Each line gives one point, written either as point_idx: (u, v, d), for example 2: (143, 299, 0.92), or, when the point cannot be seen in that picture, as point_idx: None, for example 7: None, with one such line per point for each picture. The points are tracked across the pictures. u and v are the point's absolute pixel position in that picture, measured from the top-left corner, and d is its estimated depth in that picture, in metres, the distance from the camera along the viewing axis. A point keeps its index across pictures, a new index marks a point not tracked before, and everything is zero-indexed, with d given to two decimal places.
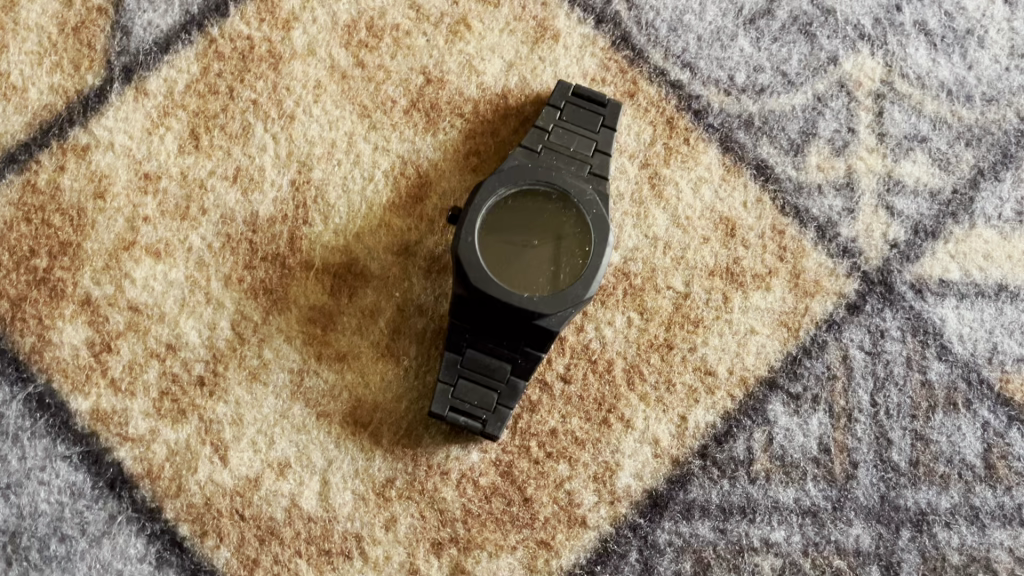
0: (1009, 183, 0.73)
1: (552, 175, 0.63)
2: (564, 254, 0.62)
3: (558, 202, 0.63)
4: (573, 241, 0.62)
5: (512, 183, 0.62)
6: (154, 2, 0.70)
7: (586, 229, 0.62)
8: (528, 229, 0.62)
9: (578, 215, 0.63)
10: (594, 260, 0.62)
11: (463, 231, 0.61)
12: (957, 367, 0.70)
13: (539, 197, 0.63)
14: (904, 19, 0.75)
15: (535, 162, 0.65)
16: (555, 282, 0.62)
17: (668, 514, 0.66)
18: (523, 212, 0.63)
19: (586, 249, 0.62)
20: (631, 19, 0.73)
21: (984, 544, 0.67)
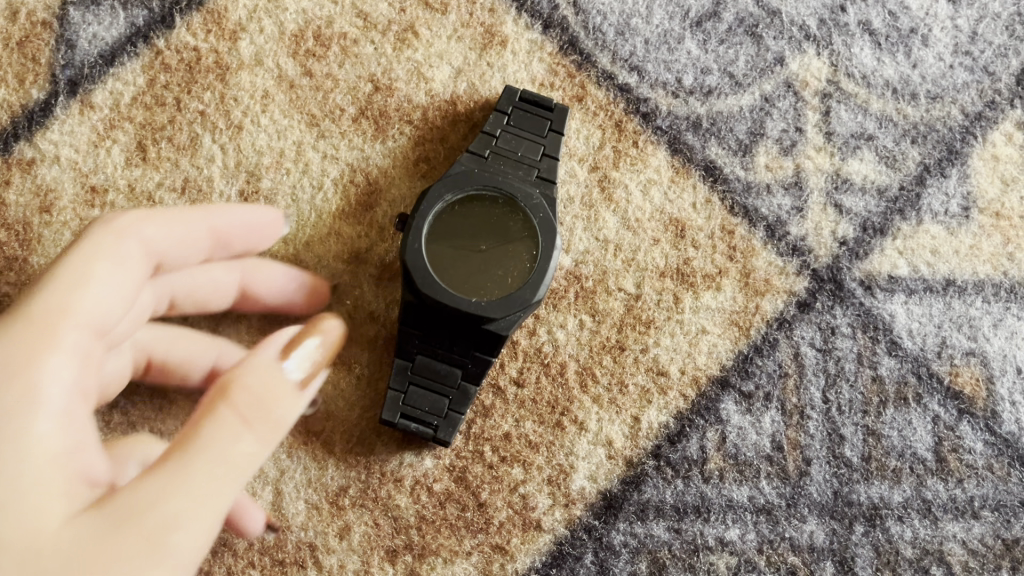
0: (955, 178, 0.73)
1: (499, 180, 0.63)
2: (512, 257, 0.62)
3: (504, 206, 0.63)
4: (521, 245, 0.62)
5: (459, 188, 0.63)
6: (99, 15, 0.70)
7: (534, 233, 0.62)
8: (476, 234, 0.62)
9: (526, 219, 0.63)
10: (542, 263, 0.62)
11: (410, 236, 0.61)
12: (907, 361, 0.70)
13: (486, 201, 0.63)
14: (848, 19, 0.76)
15: (482, 167, 0.65)
16: (504, 286, 0.61)
17: (622, 515, 0.66)
18: (471, 217, 0.63)
19: (533, 252, 0.62)
20: (578, 24, 0.73)
21: (937, 537, 0.68)
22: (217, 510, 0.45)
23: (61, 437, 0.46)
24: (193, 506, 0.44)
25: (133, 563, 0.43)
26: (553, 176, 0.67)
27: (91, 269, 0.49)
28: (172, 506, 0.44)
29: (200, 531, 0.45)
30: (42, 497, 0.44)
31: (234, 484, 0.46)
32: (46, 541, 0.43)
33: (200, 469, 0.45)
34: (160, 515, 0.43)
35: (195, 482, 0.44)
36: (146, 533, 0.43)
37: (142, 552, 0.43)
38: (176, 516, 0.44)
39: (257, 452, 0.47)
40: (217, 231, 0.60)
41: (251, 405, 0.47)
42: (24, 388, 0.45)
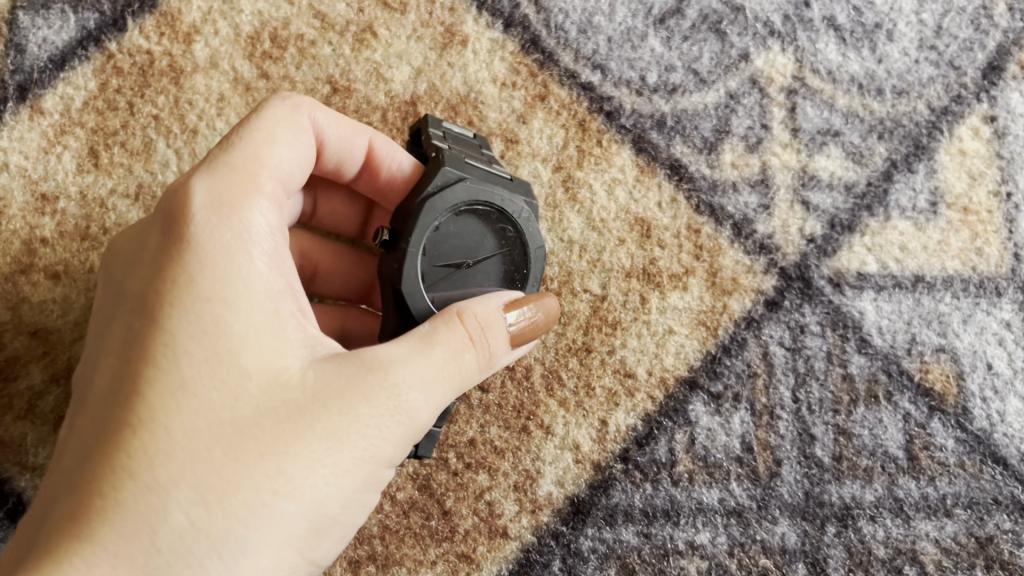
0: (922, 173, 0.73)
1: (494, 190, 0.56)
2: (500, 272, 0.57)
3: (496, 218, 0.56)
4: (509, 261, 0.57)
5: (450, 204, 0.54)
6: (48, 18, 0.68)
7: (523, 249, 0.57)
8: (465, 252, 0.55)
9: (515, 235, 0.57)
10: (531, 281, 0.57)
11: (403, 264, 0.53)
12: (877, 359, 0.69)
13: (479, 213, 0.55)
14: (813, 15, 0.75)
15: (466, 170, 0.56)
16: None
17: (591, 520, 0.65)
18: (461, 233, 0.55)
19: (524, 270, 0.57)
20: (540, 22, 0.72)
21: (910, 536, 0.67)
22: (447, 394, 0.48)
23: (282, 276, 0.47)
24: (429, 384, 0.46)
25: (370, 418, 0.45)
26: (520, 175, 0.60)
27: (274, 128, 0.51)
28: (414, 376, 0.46)
29: (430, 412, 0.47)
30: (274, 339, 0.45)
31: (459, 385, 0.48)
32: (284, 380, 0.45)
33: (440, 360, 0.47)
34: (401, 383, 0.46)
35: (433, 366, 0.47)
36: (383, 392, 0.45)
37: (380, 411, 0.45)
38: (413, 388, 0.46)
39: (484, 368, 0.49)
40: (370, 150, 0.60)
41: (486, 326, 0.49)
42: (242, 228, 0.46)
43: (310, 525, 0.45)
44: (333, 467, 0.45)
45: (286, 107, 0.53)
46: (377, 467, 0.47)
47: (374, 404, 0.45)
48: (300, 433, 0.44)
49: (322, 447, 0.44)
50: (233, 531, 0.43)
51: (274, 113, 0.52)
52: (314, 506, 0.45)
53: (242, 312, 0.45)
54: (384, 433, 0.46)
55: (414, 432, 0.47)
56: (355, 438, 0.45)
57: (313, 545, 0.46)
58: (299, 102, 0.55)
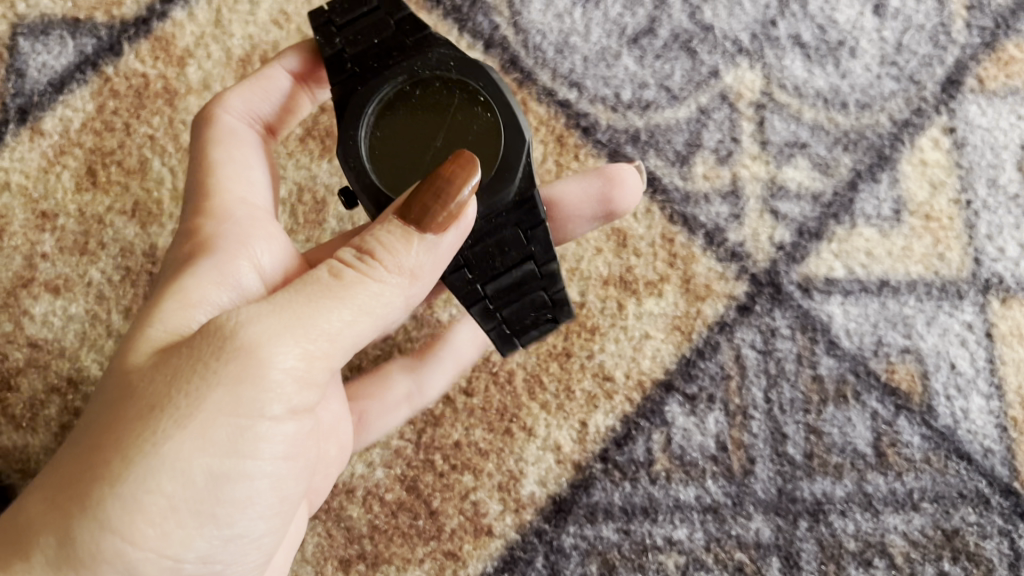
0: (886, 183, 0.76)
1: (388, 73, 0.54)
2: (465, 128, 0.54)
3: (414, 90, 0.54)
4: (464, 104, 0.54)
5: (361, 117, 0.54)
6: (48, 44, 0.71)
7: (462, 83, 0.54)
8: (425, 134, 0.54)
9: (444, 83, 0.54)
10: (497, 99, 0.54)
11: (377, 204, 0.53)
12: (846, 360, 0.72)
13: (400, 104, 0.54)
14: (779, 33, 0.79)
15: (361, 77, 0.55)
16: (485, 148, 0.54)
17: (572, 518, 0.67)
18: (404, 128, 0.54)
19: (480, 99, 0.54)
20: (519, 43, 0.76)
21: (879, 529, 0.69)
22: (304, 321, 0.46)
23: (205, 281, 0.51)
24: (268, 313, 0.46)
25: (198, 374, 0.45)
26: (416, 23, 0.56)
27: (212, 157, 0.57)
28: (248, 323, 0.46)
29: (281, 350, 0.46)
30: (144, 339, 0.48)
31: (323, 310, 0.47)
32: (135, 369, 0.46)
33: (278, 309, 0.46)
34: (233, 324, 0.46)
35: (276, 297, 0.47)
36: (211, 340, 0.45)
37: (207, 362, 0.45)
38: (244, 323, 0.46)
39: (356, 280, 0.47)
40: (297, 79, 0.61)
41: (358, 248, 0.49)
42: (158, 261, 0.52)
43: (147, 508, 0.44)
44: (152, 435, 0.44)
45: (224, 132, 0.59)
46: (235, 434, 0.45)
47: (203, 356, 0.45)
48: (131, 410, 0.45)
49: (143, 415, 0.45)
50: (65, 520, 0.44)
51: (209, 144, 0.58)
52: (143, 484, 0.44)
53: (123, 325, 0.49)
54: (213, 385, 0.45)
55: (272, 379, 0.46)
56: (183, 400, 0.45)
57: (154, 535, 0.45)
58: (224, 118, 0.59)
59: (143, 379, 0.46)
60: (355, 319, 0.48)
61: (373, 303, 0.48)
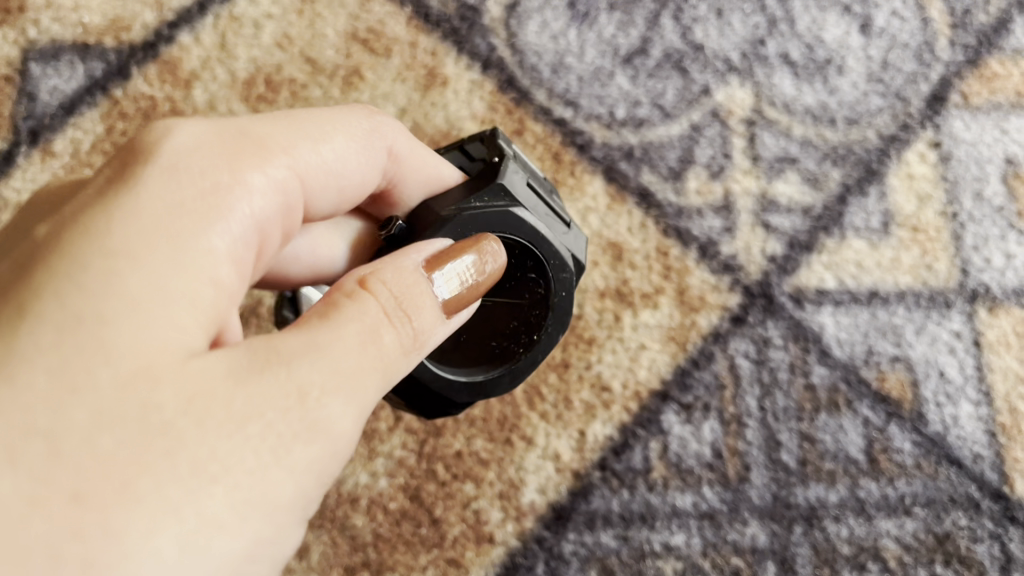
0: (874, 196, 0.78)
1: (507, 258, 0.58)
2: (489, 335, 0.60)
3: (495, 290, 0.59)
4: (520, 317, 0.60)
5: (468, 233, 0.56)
6: (59, 68, 0.73)
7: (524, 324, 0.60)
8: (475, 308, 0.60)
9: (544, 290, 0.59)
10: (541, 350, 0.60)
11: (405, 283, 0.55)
12: (837, 369, 0.74)
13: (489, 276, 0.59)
14: (768, 52, 0.81)
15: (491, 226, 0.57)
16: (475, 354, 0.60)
17: (572, 525, 0.69)
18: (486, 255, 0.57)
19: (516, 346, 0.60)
20: (515, 63, 0.78)
21: (872, 534, 0.70)
22: (363, 401, 0.42)
23: (238, 265, 0.43)
24: (345, 388, 0.41)
25: (268, 446, 0.39)
26: (579, 251, 0.61)
27: (330, 137, 0.50)
28: (333, 397, 0.41)
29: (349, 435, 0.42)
30: (172, 333, 0.39)
31: (384, 385, 0.44)
32: (173, 387, 0.38)
33: (358, 389, 0.42)
34: (317, 391, 0.41)
35: (356, 350, 0.42)
36: (290, 399, 0.40)
37: (282, 433, 0.39)
38: (329, 398, 0.41)
39: (404, 348, 0.45)
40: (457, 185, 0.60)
41: (396, 296, 0.45)
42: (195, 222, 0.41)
43: None
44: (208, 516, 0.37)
45: (362, 133, 0.53)
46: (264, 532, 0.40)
47: (275, 421, 0.39)
48: (171, 458, 0.37)
49: (198, 479, 0.37)
50: None
51: (337, 127, 0.51)
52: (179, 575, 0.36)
53: (149, 309, 0.39)
54: (280, 465, 0.39)
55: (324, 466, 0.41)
56: (236, 473, 0.38)
57: None
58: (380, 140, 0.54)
59: (191, 418, 0.38)
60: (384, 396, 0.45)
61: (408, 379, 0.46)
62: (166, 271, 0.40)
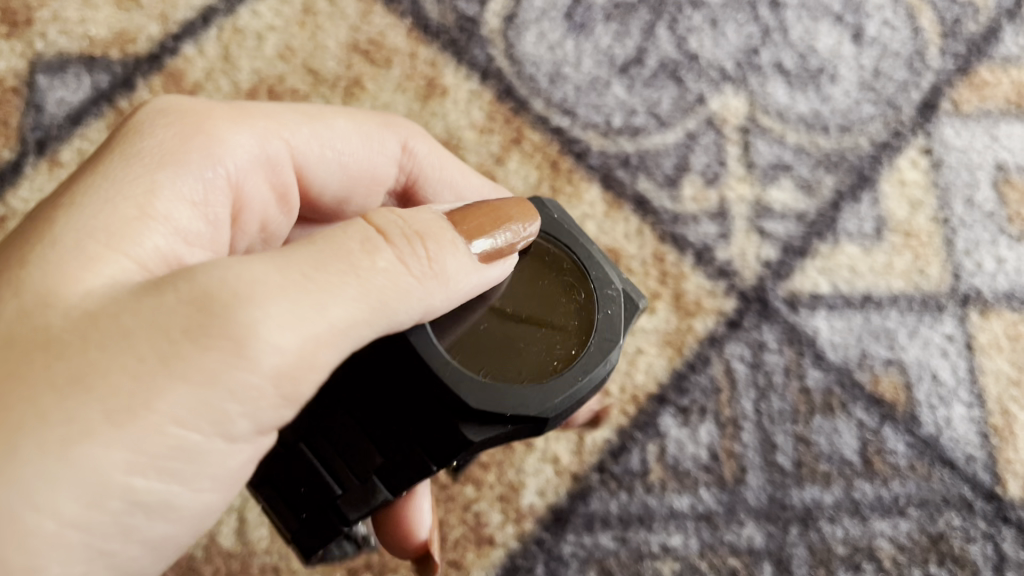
0: (867, 202, 0.80)
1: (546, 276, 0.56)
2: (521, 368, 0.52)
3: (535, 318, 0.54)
4: (556, 341, 0.54)
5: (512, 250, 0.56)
6: (65, 80, 0.75)
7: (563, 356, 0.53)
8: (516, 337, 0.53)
9: (586, 304, 0.55)
10: (584, 364, 0.53)
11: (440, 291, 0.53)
12: (832, 372, 0.75)
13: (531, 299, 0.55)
14: (762, 61, 0.83)
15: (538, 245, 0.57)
16: (493, 372, 0.51)
17: (571, 527, 0.70)
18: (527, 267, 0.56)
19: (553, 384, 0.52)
20: (513, 73, 0.80)
21: (866, 535, 0.71)
22: (310, 316, 0.41)
23: (182, 197, 0.48)
24: (276, 296, 0.40)
25: (156, 355, 0.39)
26: (634, 298, 0.57)
27: (330, 118, 0.58)
28: (261, 307, 0.40)
29: (282, 353, 0.40)
30: (98, 260, 0.43)
31: (341, 305, 0.42)
32: (83, 301, 0.41)
33: (297, 301, 0.40)
34: (231, 295, 0.40)
35: (291, 263, 0.41)
36: (187, 305, 0.40)
37: (174, 341, 0.39)
38: (250, 303, 0.40)
39: (405, 269, 0.44)
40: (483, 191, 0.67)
41: (405, 230, 0.45)
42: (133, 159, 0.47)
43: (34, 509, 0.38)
44: (81, 418, 0.38)
45: (373, 127, 0.61)
46: (170, 447, 0.40)
47: (169, 328, 0.39)
48: (49, 367, 0.39)
49: (79, 381, 0.38)
50: None
51: (345, 114, 0.60)
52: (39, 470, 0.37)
53: (65, 236, 0.43)
54: (173, 376, 0.39)
55: (248, 382, 0.40)
56: (118, 379, 0.39)
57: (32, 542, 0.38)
58: (395, 136, 0.62)
59: (91, 331, 0.40)
60: (369, 320, 0.43)
61: (391, 303, 0.44)
62: (102, 198, 0.45)
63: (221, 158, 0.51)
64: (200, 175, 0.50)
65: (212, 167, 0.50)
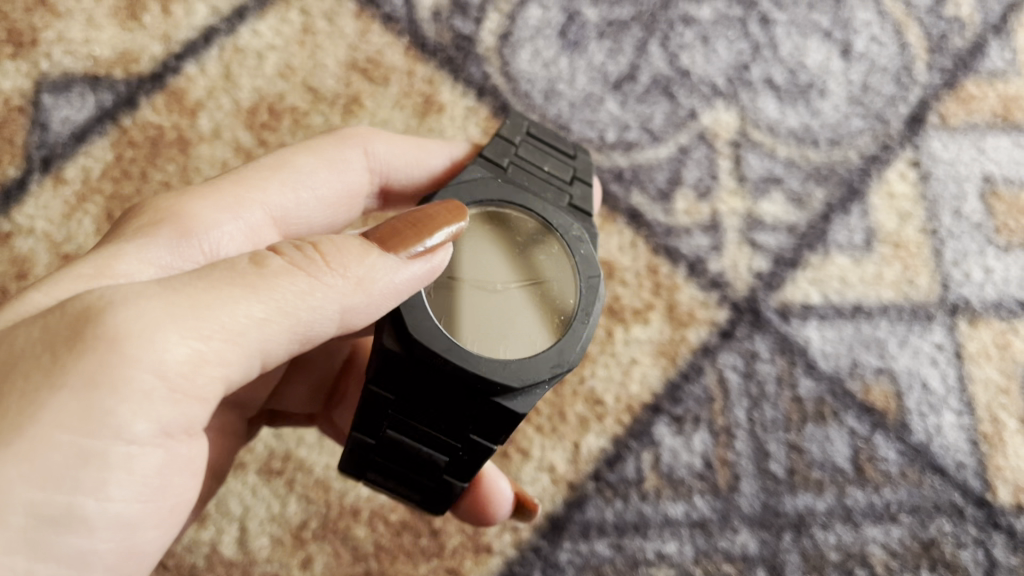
0: (857, 214, 0.81)
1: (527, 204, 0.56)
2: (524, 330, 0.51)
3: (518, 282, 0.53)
4: (551, 293, 0.53)
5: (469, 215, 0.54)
6: (70, 99, 0.76)
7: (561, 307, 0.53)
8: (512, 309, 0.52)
9: (564, 254, 0.55)
10: (582, 308, 0.53)
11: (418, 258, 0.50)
12: (823, 381, 0.76)
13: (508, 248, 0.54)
14: (753, 77, 0.85)
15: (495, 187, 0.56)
16: (513, 346, 0.50)
17: (567, 534, 0.71)
18: (493, 240, 0.54)
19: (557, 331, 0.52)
20: (508, 90, 0.81)
21: (859, 541, 0.72)
22: (199, 312, 0.39)
23: (139, 257, 0.50)
24: (158, 295, 0.39)
25: (40, 369, 0.38)
26: (585, 202, 0.60)
27: (292, 159, 0.60)
28: (145, 309, 0.39)
29: (172, 353, 0.39)
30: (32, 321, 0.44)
31: (234, 305, 0.40)
32: None
33: (180, 300, 0.39)
34: (108, 301, 0.39)
35: (170, 277, 0.41)
36: (71, 321, 0.39)
37: (58, 355, 0.38)
38: (128, 304, 0.39)
39: (290, 267, 0.42)
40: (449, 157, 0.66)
41: (294, 243, 0.44)
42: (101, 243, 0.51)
43: None
44: None
45: (330, 148, 0.62)
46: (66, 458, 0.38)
47: (53, 343, 0.38)
48: None
49: None
50: None
51: (310, 151, 0.61)
52: None
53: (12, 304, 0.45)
54: (57, 384, 0.37)
55: (135, 383, 0.39)
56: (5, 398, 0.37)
57: None
58: (353, 145, 0.63)
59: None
60: (275, 323, 0.41)
61: (294, 306, 0.42)
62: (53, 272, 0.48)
63: (195, 232, 0.53)
64: (173, 247, 0.52)
65: (184, 238, 0.52)
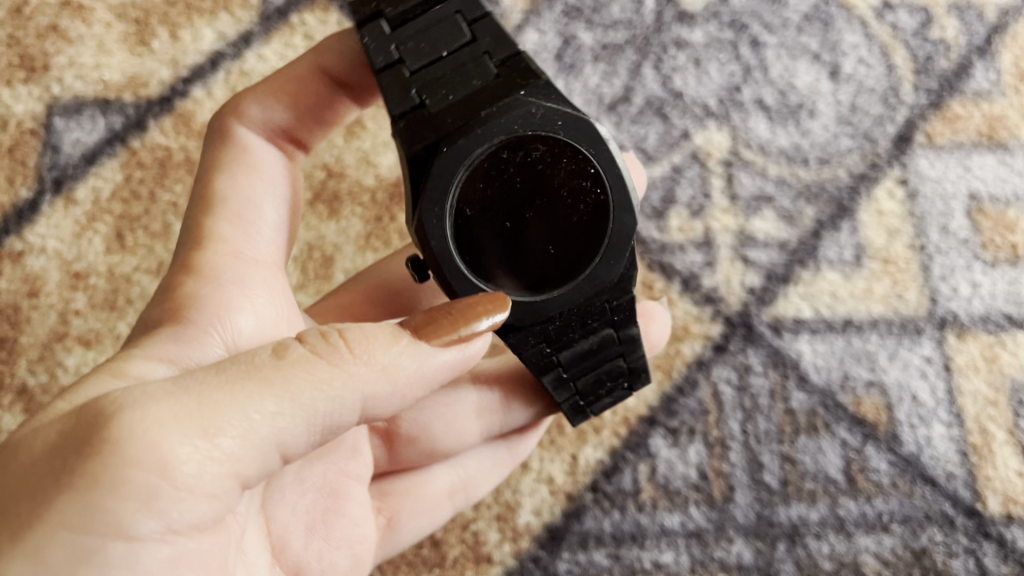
0: (847, 231, 0.83)
1: (478, 132, 0.53)
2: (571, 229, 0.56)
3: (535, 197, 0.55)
4: (560, 175, 0.55)
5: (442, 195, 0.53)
6: (81, 122, 0.79)
7: (578, 180, 0.55)
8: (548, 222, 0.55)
9: (544, 142, 0.54)
10: (601, 166, 0.55)
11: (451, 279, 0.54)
12: (816, 394, 0.78)
13: (490, 170, 0.54)
14: (744, 98, 0.87)
15: (439, 130, 0.54)
16: (581, 247, 0.57)
17: (565, 545, 0.73)
18: (487, 197, 0.54)
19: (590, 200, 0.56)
20: None
21: (851, 550, 0.74)
22: (207, 410, 0.40)
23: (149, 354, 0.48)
24: (171, 397, 0.41)
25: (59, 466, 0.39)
26: (497, 33, 0.58)
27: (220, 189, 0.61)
28: (158, 411, 0.40)
29: (178, 451, 0.39)
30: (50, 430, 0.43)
31: (246, 402, 0.41)
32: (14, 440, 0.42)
33: (191, 399, 0.41)
34: (125, 403, 0.40)
35: (190, 376, 0.42)
36: (91, 421, 0.40)
37: (75, 455, 0.39)
38: (144, 404, 0.40)
39: (307, 359, 0.44)
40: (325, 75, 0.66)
41: (324, 334, 0.46)
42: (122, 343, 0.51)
43: None
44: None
45: (237, 158, 0.63)
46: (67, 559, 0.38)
47: (71, 446, 0.40)
48: None
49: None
50: None
51: (223, 172, 0.62)
52: None
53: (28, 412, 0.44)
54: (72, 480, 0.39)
55: (140, 481, 0.39)
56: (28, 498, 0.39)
57: None
58: (239, 131, 0.64)
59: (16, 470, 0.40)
60: (289, 414, 0.42)
61: (308, 396, 0.43)
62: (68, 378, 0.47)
63: (190, 312, 0.53)
64: (176, 337, 0.51)
65: (184, 326, 0.52)
